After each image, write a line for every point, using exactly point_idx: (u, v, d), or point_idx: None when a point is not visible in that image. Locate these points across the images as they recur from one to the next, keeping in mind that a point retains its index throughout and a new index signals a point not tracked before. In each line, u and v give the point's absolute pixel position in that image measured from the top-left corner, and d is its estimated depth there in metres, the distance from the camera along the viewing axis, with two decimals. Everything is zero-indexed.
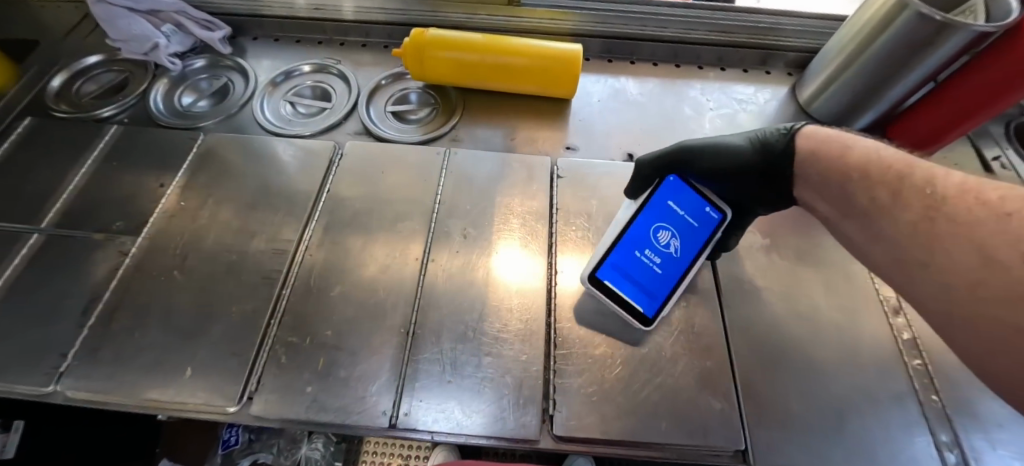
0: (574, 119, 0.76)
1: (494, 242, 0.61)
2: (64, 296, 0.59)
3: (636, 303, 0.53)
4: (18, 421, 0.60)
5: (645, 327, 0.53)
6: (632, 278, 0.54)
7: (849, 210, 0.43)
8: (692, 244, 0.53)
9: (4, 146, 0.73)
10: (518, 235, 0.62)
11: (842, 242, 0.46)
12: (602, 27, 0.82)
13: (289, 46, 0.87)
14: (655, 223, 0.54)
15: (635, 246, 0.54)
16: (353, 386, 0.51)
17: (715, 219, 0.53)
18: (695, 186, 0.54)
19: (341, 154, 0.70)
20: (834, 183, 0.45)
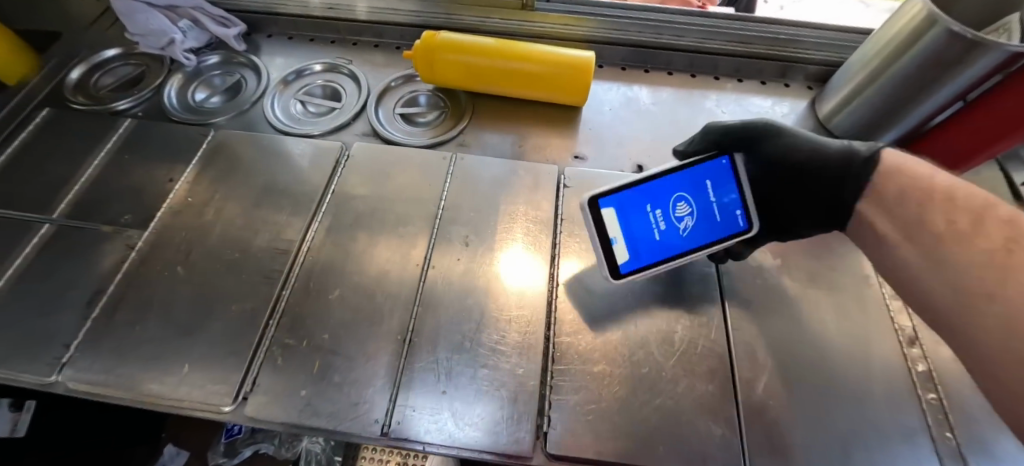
0: (584, 128, 0.74)
1: (498, 248, 0.61)
2: (70, 287, 0.60)
3: (621, 253, 0.52)
4: (29, 402, 0.70)
5: (612, 279, 0.52)
6: (631, 227, 0.52)
7: (914, 232, 0.41)
8: (700, 231, 0.54)
9: (23, 136, 0.75)
10: (522, 238, 0.61)
11: (891, 262, 0.43)
12: (617, 35, 0.80)
13: (302, 44, 0.87)
14: (683, 191, 0.53)
15: (652, 200, 0.52)
16: (346, 392, 0.50)
17: (736, 225, 0.55)
18: (739, 181, 0.54)
19: (348, 156, 0.70)
20: (907, 203, 0.43)
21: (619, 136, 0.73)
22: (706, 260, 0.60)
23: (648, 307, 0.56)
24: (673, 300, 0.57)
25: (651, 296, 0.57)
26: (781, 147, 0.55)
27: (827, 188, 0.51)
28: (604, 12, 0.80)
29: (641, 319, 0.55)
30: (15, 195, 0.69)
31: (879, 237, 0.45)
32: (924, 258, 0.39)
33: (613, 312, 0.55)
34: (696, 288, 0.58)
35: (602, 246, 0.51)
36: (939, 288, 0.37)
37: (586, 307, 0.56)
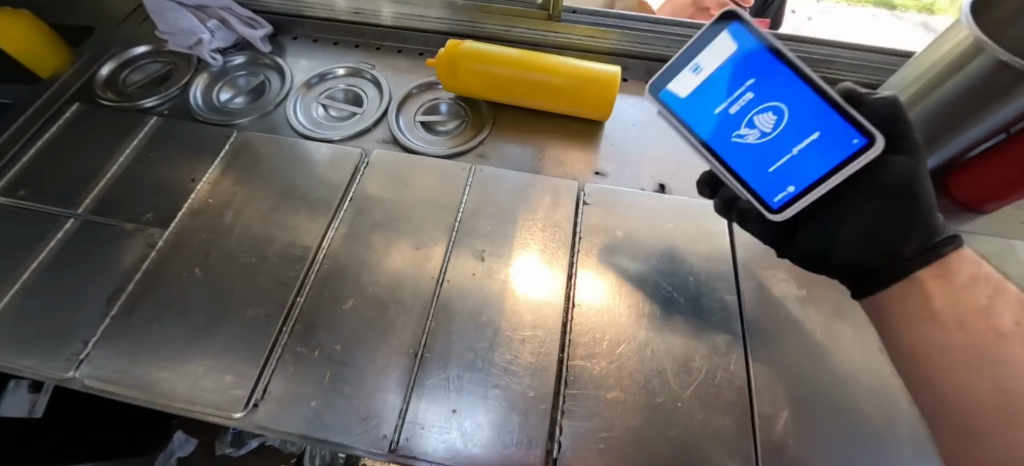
0: (606, 144, 0.73)
1: (515, 251, 0.61)
2: (91, 283, 0.61)
3: (685, 91, 0.47)
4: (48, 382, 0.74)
5: (648, 88, 0.48)
6: (716, 86, 0.46)
7: (967, 322, 0.42)
8: (750, 154, 0.46)
9: (53, 130, 0.76)
10: (540, 246, 0.61)
11: (923, 331, 0.43)
12: (645, 48, 0.79)
13: (326, 47, 0.87)
14: (786, 113, 0.44)
15: (760, 78, 0.44)
16: (356, 405, 0.50)
17: (771, 194, 0.46)
18: (830, 176, 0.42)
19: (367, 163, 0.70)
20: (964, 287, 0.42)
21: (642, 154, 0.72)
22: (728, 287, 0.58)
23: (665, 333, 0.54)
24: (691, 326, 0.55)
25: (669, 322, 0.55)
26: (909, 172, 0.44)
27: (894, 221, 0.44)
28: (629, 25, 0.78)
29: (658, 344, 0.53)
30: (43, 188, 0.70)
31: (919, 300, 0.44)
32: (985, 356, 0.40)
33: (630, 336, 0.54)
34: (716, 316, 0.56)
35: (680, 58, 0.47)
36: (979, 385, 0.40)
37: (602, 330, 0.54)
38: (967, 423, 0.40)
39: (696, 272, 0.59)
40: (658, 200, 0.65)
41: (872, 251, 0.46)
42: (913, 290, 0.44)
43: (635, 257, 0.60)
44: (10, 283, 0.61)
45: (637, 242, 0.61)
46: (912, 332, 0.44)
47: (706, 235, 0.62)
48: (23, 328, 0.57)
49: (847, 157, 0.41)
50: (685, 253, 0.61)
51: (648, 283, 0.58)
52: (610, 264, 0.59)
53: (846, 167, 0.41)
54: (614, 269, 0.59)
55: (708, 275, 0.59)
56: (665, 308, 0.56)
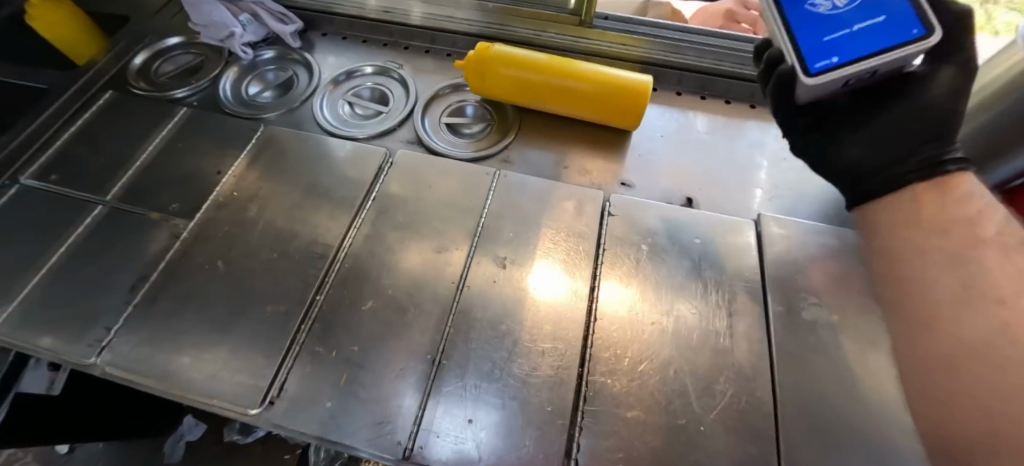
0: (632, 154, 0.72)
1: (535, 258, 0.60)
2: (116, 270, 0.61)
3: None
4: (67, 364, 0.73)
5: None
6: None
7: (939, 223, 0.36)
8: (813, 20, 0.43)
9: (86, 116, 0.78)
10: (558, 255, 0.60)
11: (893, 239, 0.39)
12: (677, 58, 0.78)
13: (355, 45, 0.87)
14: None
15: None
16: (371, 409, 0.50)
17: (814, 59, 0.42)
18: (882, 51, 0.40)
19: (391, 163, 0.70)
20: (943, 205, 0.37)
21: (669, 166, 0.71)
22: (755, 308, 0.57)
23: (689, 353, 0.53)
24: (716, 348, 0.53)
25: (693, 341, 0.54)
26: (950, 91, 0.44)
27: (910, 124, 0.44)
28: (661, 34, 0.77)
29: (681, 365, 0.52)
30: (74, 173, 0.71)
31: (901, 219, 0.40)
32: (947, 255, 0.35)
33: (652, 354, 0.53)
34: (741, 338, 0.54)
35: None
36: (945, 283, 0.34)
37: (623, 346, 0.53)
38: (931, 322, 0.35)
39: (722, 291, 0.58)
40: (685, 215, 0.64)
41: (874, 153, 0.46)
42: (905, 199, 0.41)
43: (659, 272, 0.59)
44: (39, 266, 0.62)
45: (663, 257, 0.60)
46: (885, 237, 0.40)
47: (734, 253, 0.61)
48: (49, 311, 0.58)
49: (904, 42, 0.40)
50: (712, 271, 0.59)
51: (673, 300, 0.57)
52: (635, 277, 0.58)
53: (901, 48, 0.40)
54: (637, 284, 0.58)
55: (735, 295, 0.57)
56: (689, 327, 0.55)
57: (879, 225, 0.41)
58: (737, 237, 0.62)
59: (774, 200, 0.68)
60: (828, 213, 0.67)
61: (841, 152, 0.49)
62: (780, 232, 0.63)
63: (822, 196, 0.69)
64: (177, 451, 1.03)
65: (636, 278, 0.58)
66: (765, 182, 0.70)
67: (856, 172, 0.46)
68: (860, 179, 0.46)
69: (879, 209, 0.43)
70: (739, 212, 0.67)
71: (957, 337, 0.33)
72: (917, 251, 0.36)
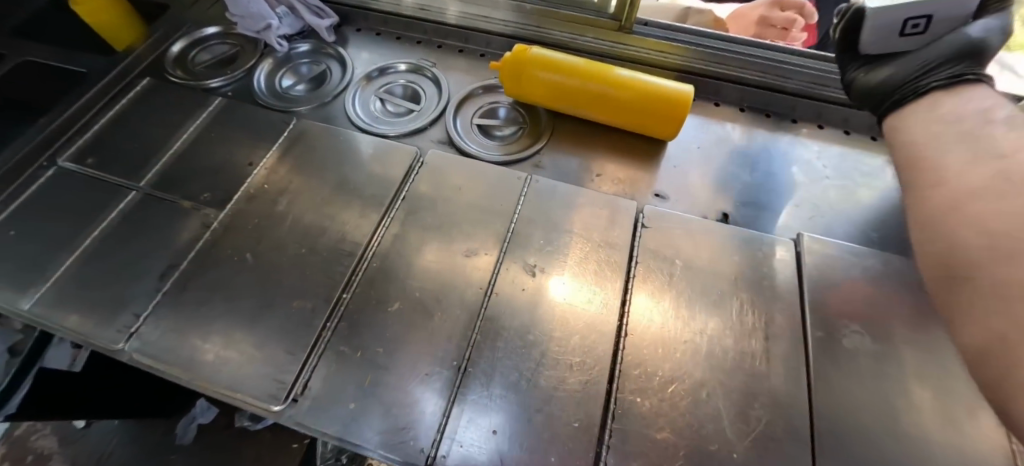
0: (667, 165, 0.70)
1: (548, 274, 0.58)
2: (146, 257, 0.62)
3: None
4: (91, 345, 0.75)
5: None
6: None
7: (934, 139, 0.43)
8: None
9: (123, 102, 0.78)
10: (573, 269, 0.58)
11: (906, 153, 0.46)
12: (718, 68, 0.76)
13: (388, 41, 0.87)
14: None
15: None
16: (395, 413, 0.49)
17: None
18: None
19: (421, 162, 0.69)
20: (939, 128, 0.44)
21: (705, 179, 0.69)
22: (793, 332, 0.54)
23: (722, 375, 0.51)
24: (750, 371, 0.51)
25: (727, 363, 0.52)
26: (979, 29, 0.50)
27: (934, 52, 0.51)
28: (702, 43, 0.75)
29: (714, 387, 0.50)
30: (110, 158, 0.72)
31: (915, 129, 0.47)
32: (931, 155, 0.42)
33: (683, 374, 0.51)
34: (778, 363, 0.52)
35: None
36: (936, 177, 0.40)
37: (654, 364, 0.51)
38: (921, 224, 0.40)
39: (758, 312, 0.56)
40: (720, 230, 0.62)
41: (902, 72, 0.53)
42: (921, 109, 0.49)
43: (693, 288, 0.57)
44: (73, 249, 0.63)
45: (697, 272, 0.58)
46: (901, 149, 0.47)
47: (771, 273, 0.59)
48: (81, 294, 0.59)
49: None
50: (748, 290, 0.57)
51: (707, 318, 0.55)
52: (667, 293, 0.56)
53: None
54: (669, 299, 0.56)
55: (772, 317, 0.55)
56: (723, 348, 0.53)
57: (898, 130, 0.49)
58: (775, 255, 0.60)
59: (814, 220, 0.66)
60: (871, 236, 0.64)
61: (873, 73, 0.56)
62: (822, 253, 0.60)
63: (864, 218, 0.66)
64: (189, 432, 1.04)
65: (668, 294, 0.56)
66: (805, 199, 0.68)
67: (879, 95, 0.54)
68: (885, 102, 0.54)
69: (906, 114, 0.50)
70: (777, 230, 0.65)
71: (945, 202, 0.38)
72: (926, 154, 0.42)
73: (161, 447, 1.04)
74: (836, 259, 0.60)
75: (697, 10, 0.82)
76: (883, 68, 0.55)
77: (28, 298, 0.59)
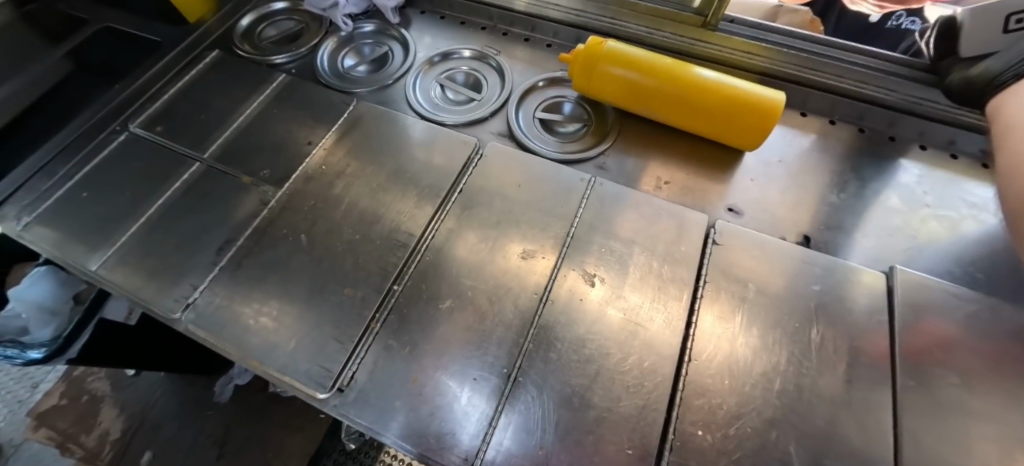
0: (743, 177, 0.66)
1: (586, 291, 0.54)
2: (205, 229, 0.62)
3: None
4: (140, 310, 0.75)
5: None
6: None
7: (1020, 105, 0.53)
8: None
9: (192, 72, 0.80)
10: (609, 284, 0.55)
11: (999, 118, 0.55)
12: (810, 74, 0.69)
13: (452, 27, 0.85)
14: None
15: None
16: (440, 418, 0.47)
17: None
18: None
19: (481, 155, 0.67)
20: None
21: (783, 196, 0.64)
22: (881, 379, 0.49)
23: (796, 418, 0.46)
24: (828, 417, 0.46)
25: (802, 405, 0.47)
26: None
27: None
28: (795, 45, 0.69)
29: (784, 429, 0.46)
30: (177, 127, 0.73)
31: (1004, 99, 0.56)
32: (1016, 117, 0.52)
33: (751, 411, 0.47)
34: (861, 411, 0.47)
35: None
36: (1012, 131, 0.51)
37: (719, 395, 0.48)
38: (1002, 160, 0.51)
39: (840, 350, 0.50)
40: (802, 255, 0.57)
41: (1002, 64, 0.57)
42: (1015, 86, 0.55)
43: (767, 316, 0.52)
44: (139, 215, 0.64)
45: (771, 299, 0.54)
46: (995, 115, 0.56)
47: (860, 308, 0.53)
48: (144, 260, 0.60)
49: None
50: (829, 323, 0.52)
51: (781, 350, 0.50)
52: (737, 318, 0.52)
53: None
54: (739, 325, 0.52)
55: (856, 358, 0.50)
56: (797, 386, 0.48)
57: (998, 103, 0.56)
58: (865, 289, 0.54)
59: (909, 251, 0.59)
60: (974, 276, 0.57)
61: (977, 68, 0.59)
62: (921, 291, 0.53)
63: (965, 253, 0.59)
64: (226, 391, 1.08)
65: (738, 319, 0.52)
66: (897, 227, 0.61)
67: (975, 91, 0.59)
68: (984, 95, 0.59)
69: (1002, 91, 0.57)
70: (864, 259, 0.59)
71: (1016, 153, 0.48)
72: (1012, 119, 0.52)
73: (200, 403, 1.08)
74: (939, 300, 0.53)
75: (788, 9, 0.76)
76: (981, 64, 0.59)
77: (96, 259, 0.60)
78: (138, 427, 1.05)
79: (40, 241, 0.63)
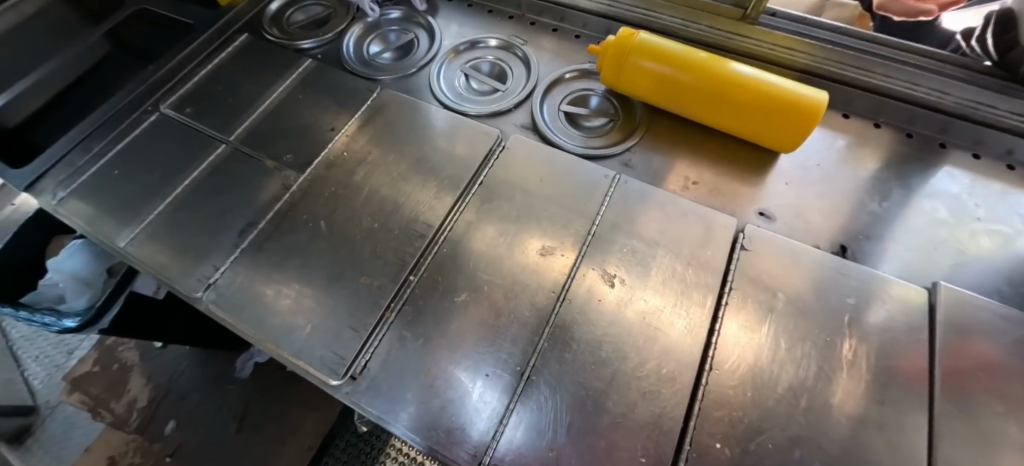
0: (776, 180, 0.63)
1: (604, 293, 0.53)
2: (229, 211, 0.63)
3: None
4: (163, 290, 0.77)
5: None
6: None
7: None
8: None
9: (222, 55, 0.80)
10: (628, 285, 0.53)
11: None
12: (855, 72, 0.66)
13: (479, 15, 0.83)
14: None
15: None
16: (450, 412, 0.47)
17: None
18: None
19: (503, 147, 0.65)
20: None
21: (819, 202, 0.61)
22: (917, 400, 0.46)
23: (821, 436, 0.44)
24: (855, 436, 0.44)
25: (829, 424, 0.45)
26: None
27: None
28: (840, 42, 0.67)
29: (808, 448, 0.44)
30: (205, 109, 0.74)
31: None
32: None
33: (775, 426, 0.45)
34: (895, 435, 0.44)
35: None
36: None
37: (739, 408, 0.46)
38: None
39: (873, 369, 0.47)
40: (836, 265, 0.54)
41: None
42: None
43: (795, 327, 0.50)
44: (166, 195, 0.65)
45: (802, 310, 0.51)
46: None
47: (898, 325, 0.50)
48: (170, 238, 0.61)
49: None
50: (863, 338, 0.49)
51: (808, 364, 0.48)
52: (762, 329, 0.50)
53: None
54: (765, 336, 0.49)
55: (891, 378, 0.47)
56: (825, 404, 0.46)
57: None
58: (903, 305, 0.51)
59: (953, 267, 0.56)
60: None
61: None
62: (966, 309, 0.50)
63: (1016, 270, 0.55)
64: (247, 367, 1.11)
65: (763, 329, 0.50)
66: (944, 240, 0.57)
67: None
68: None
69: None
70: (904, 274, 0.55)
71: None
72: None
73: (221, 378, 1.11)
74: (986, 320, 0.49)
75: (835, 3, 0.72)
76: None
77: (124, 236, 0.62)
78: (163, 397, 1.09)
79: (74, 216, 0.65)
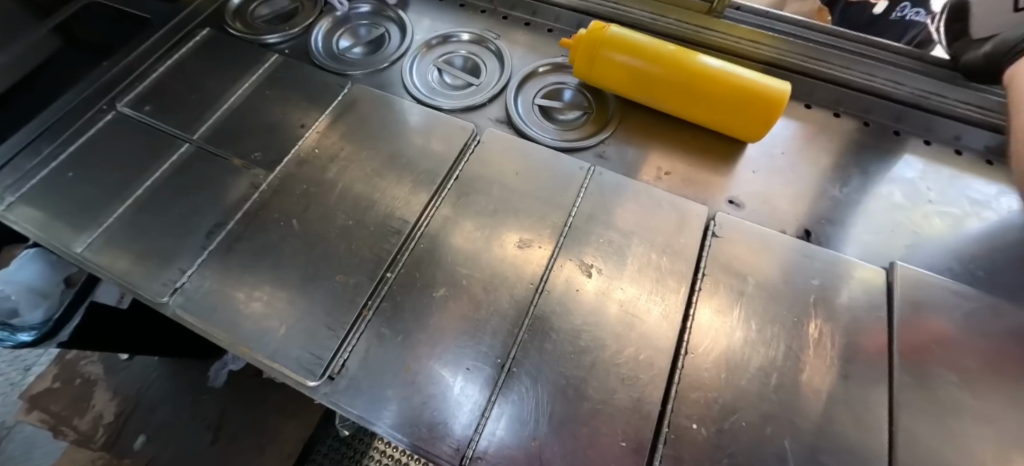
0: (744, 169, 0.65)
1: (581, 283, 0.53)
2: (195, 213, 0.61)
3: None
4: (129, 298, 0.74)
5: None
6: None
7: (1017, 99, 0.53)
8: None
9: (182, 51, 0.77)
10: (604, 276, 0.54)
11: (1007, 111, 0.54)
12: (816, 64, 0.68)
13: (451, 9, 0.83)
14: None
15: None
16: (432, 407, 0.46)
17: None
18: None
19: (478, 141, 0.65)
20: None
21: (785, 189, 0.63)
22: (877, 375, 0.48)
23: (792, 413, 0.46)
24: (822, 411, 0.46)
25: (799, 401, 0.47)
26: None
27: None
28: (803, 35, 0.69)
29: (780, 424, 0.45)
30: (167, 107, 0.71)
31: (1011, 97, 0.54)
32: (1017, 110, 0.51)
33: (748, 406, 0.46)
34: (860, 409, 0.46)
35: None
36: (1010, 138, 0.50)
37: (714, 389, 0.47)
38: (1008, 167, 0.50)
39: (838, 347, 0.50)
40: (802, 249, 0.56)
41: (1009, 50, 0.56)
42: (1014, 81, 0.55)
43: (766, 309, 0.52)
44: (126, 198, 0.62)
45: (771, 293, 0.53)
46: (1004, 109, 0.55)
47: (860, 304, 0.52)
48: (132, 242, 0.59)
49: None
50: (827, 318, 0.51)
51: (778, 345, 0.50)
52: (733, 312, 0.52)
53: None
54: (736, 319, 0.51)
55: (854, 355, 0.49)
56: (794, 382, 0.48)
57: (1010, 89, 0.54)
58: (864, 285, 0.53)
59: (909, 248, 0.59)
60: (975, 274, 0.57)
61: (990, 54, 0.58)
62: (921, 287, 0.52)
63: (965, 249, 0.59)
64: (220, 377, 1.08)
65: (734, 313, 0.52)
66: (900, 223, 0.60)
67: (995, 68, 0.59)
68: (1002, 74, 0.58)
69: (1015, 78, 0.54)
70: (864, 255, 0.58)
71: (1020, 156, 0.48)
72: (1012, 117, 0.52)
73: (193, 387, 1.08)
74: (939, 297, 0.52)
75: None
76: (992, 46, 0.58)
77: (82, 241, 0.59)
78: (131, 410, 1.05)
79: (24, 221, 0.61)
